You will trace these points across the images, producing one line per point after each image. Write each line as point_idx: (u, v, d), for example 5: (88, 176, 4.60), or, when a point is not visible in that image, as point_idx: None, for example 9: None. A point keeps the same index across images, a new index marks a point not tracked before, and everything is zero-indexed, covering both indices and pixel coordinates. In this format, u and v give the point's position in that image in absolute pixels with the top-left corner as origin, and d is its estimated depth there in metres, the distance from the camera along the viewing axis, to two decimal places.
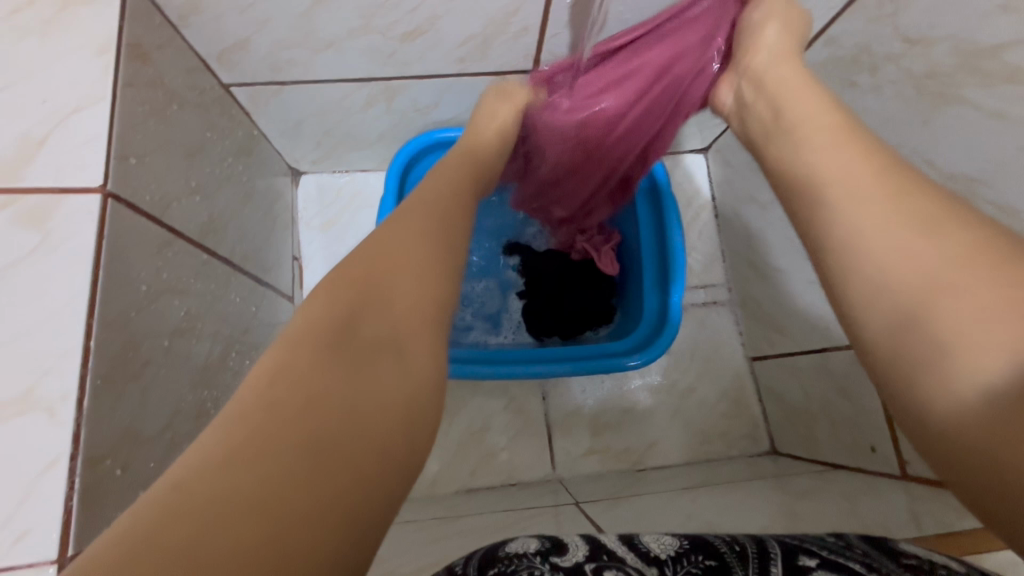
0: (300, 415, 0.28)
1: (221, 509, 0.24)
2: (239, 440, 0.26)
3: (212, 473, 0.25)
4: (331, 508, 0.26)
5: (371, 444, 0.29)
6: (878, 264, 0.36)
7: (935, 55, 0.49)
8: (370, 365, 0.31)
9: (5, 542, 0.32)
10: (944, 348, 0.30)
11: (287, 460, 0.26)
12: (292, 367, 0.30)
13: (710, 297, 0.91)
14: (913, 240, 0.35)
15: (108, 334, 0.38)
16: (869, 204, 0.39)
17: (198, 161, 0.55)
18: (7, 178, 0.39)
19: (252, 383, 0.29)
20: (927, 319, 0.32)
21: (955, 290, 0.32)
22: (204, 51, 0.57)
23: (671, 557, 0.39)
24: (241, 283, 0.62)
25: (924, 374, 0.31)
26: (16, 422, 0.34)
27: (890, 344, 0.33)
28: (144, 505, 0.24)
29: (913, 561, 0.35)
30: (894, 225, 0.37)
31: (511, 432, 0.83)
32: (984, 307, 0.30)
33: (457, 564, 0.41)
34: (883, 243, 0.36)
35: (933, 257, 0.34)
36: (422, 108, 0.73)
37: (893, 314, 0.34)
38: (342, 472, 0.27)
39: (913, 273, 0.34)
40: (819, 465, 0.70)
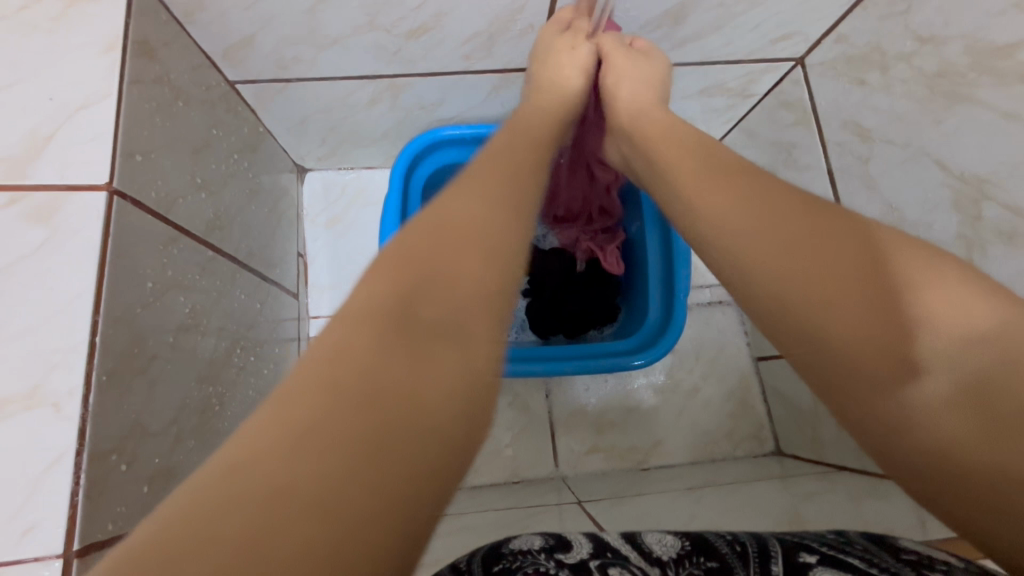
0: (363, 407, 0.27)
1: (284, 507, 0.23)
2: (290, 431, 0.26)
3: (274, 463, 0.25)
4: (391, 509, 0.25)
5: (430, 440, 0.28)
6: (773, 294, 0.36)
7: (947, 54, 0.49)
8: (429, 355, 0.31)
9: (11, 535, 0.33)
10: (868, 374, 0.31)
11: (349, 455, 0.25)
12: (352, 350, 0.30)
13: (716, 297, 0.90)
14: (798, 265, 0.35)
15: (115, 330, 0.39)
16: (769, 220, 0.39)
17: (204, 158, 0.55)
18: (13, 175, 0.39)
19: (313, 364, 0.29)
20: (835, 347, 0.32)
21: (849, 316, 0.32)
22: (210, 48, 0.57)
23: (673, 559, 0.38)
24: (246, 280, 0.62)
25: (858, 401, 0.31)
26: (23, 417, 0.35)
27: (814, 372, 0.33)
28: (200, 489, 0.24)
29: (912, 557, 0.35)
30: (777, 250, 0.37)
31: (515, 430, 0.83)
32: (880, 332, 0.31)
33: (460, 561, 0.41)
34: (772, 270, 0.37)
35: (820, 279, 0.34)
36: (427, 105, 0.73)
37: (803, 343, 0.34)
38: (402, 468, 0.26)
39: (805, 299, 0.34)
40: (823, 466, 0.69)
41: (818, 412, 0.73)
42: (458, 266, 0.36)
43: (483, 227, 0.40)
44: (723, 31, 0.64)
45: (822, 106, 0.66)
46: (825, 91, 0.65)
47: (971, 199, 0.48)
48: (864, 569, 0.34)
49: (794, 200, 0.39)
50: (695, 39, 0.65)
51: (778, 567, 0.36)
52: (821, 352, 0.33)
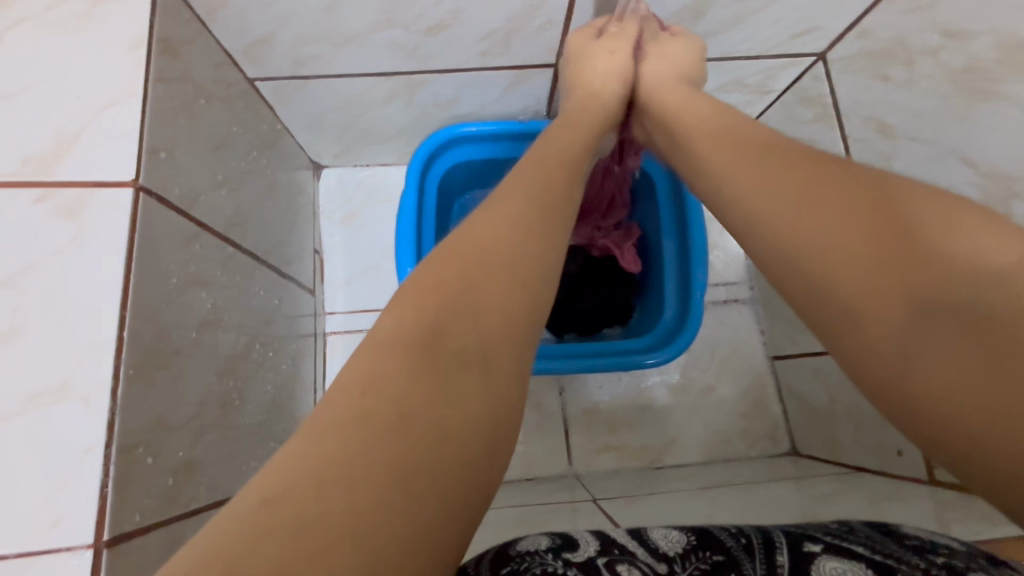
0: (393, 437, 0.28)
1: (316, 537, 0.24)
2: (322, 463, 0.26)
3: (306, 494, 0.25)
4: (420, 540, 0.26)
5: (456, 471, 0.29)
6: (784, 253, 0.37)
7: (974, 48, 0.48)
8: (456, 382, 0.31)
9: (43, 525, 0.33)
10: (874, 320, 0.31)
11: (380, 486, 0.26)
12: (382, 378, 0.30)
13: (731, 295, 0.90)
14: (807, 223, 0.36)
15: (140, 325, 0.39)
16: (777, 190, 0.39)
17: (224, 155, 0.56)
18: (42, 172, 0.39)
19: (343, 394, 0.30)
20: (842, 297, 0.33)
21: (855, 265, 0.33)
22: (230, 46, 0.58)
23: (679, 555, 0.39)
24: (265, 276, 0.63)
25: (865, 349, 0.32)
26: (54, 410, 0.35)
27: (826, 324, 0.34)
28: (236, 521, 0.24)
29: (915, 542, 0.37)
30: (789, 209, 0.38)
31: (528, 427, 0.83)
32: (885, 277, 0.31)
33: (468, 564, 0.41)
34: (783, 229, 0.38)
35: (828, 232, 0.35)
36: (443, 102, 0.73)
37: (813, 296, 0.35)
38: (432, 499, 0.27)
39: (811, 254, 0.35)
40: (840, 467, 0.69)
41: (836, 412, 0.72)
42: (481, 278, 0.36)
43: (493, 232, 0.40)
44: (743, 27, 0.63)
45: (843, 102, 0.65)
46: (846, 87, 0.64)
47: (998, 197, 0.47)
48: (872, 556, 0.35)
49: (812, 163, 0.39)
50: (713, 35, 0.64)
51: (784, 560, 0.36)
52: (829, 302, 0.34)
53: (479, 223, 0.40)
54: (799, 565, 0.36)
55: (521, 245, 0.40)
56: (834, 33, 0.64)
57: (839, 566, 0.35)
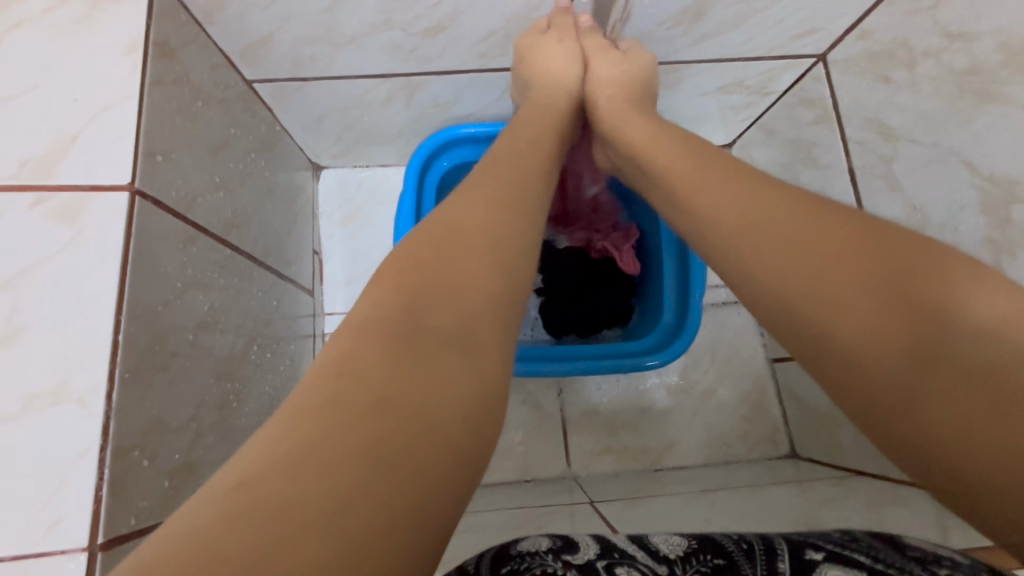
0: (371, 417, 0.28)
1: (289, 518, 0.23)
2: (299, 444, 0.26)
3: (280, 476, 0.25)
4: (399, 521, 0.25)
5: (436, 452, 0.28)
6: (786, 304, 0.37)
7: (977, 50, 0.47)
8: (434, 364, 0.32)
9: (39, 528, 0.33)
10: (883, 375, 0.32)
11: (356, 466, 0.26)
12: (360, 362, 0.30)
13: (731, 297, 0.89)
14: (807, 272, 0.36)
15: (136, 328, 0.39)
16: (761, 228, 0.40)
17: (223, 157, 0.56)
18: (40, 175, 0.40)
19: (320, 380, 0.30)
20: (846, 351, 0.33)
21: (856, 318, 0.33)
22: (229, 47, 0.58)
23: (681, 557, 0.39)
24: (264, 278, 0.63)
25: (873, 402, 0.32)
26: (50, 413, 0.35)
27: (833, 380, 0.34)
28: (207, 507, 0.23)
29: (918, 554, 0.36)
30: (776, 250, 0.39)
31: (527, 428, 0.83)
32: (879, 322, 0.32)
33: (469, 562, 0.41)
34: (781, 277, 0.38)
35: (829, 284, 0.35)
36: (442, 103, 0.73)
37: (819, 349, 0.35)
38: (412, 479, 0.27)
39: (813, 305, 0.35)
40: (840, 471, 0.68)
41: (836, 415, 0.71)
42: (459, 270, 0.37)
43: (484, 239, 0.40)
44: (743, 28, 0.63)
45: (844, 103, 0.65)
46: (848, 88, 0.64)
47: (1001, 201, 0.46)
48: (873, 566, 0.34)
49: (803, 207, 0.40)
50: (713, 36, 0.64)
51: (785, 565, 0.36)
52: (836, 357, 0.34)
53: (469, 231, 0.40)
54: (800, 571, 0.35)
55: (504, 252, 0.41)
56: (835, 34, 0.63)
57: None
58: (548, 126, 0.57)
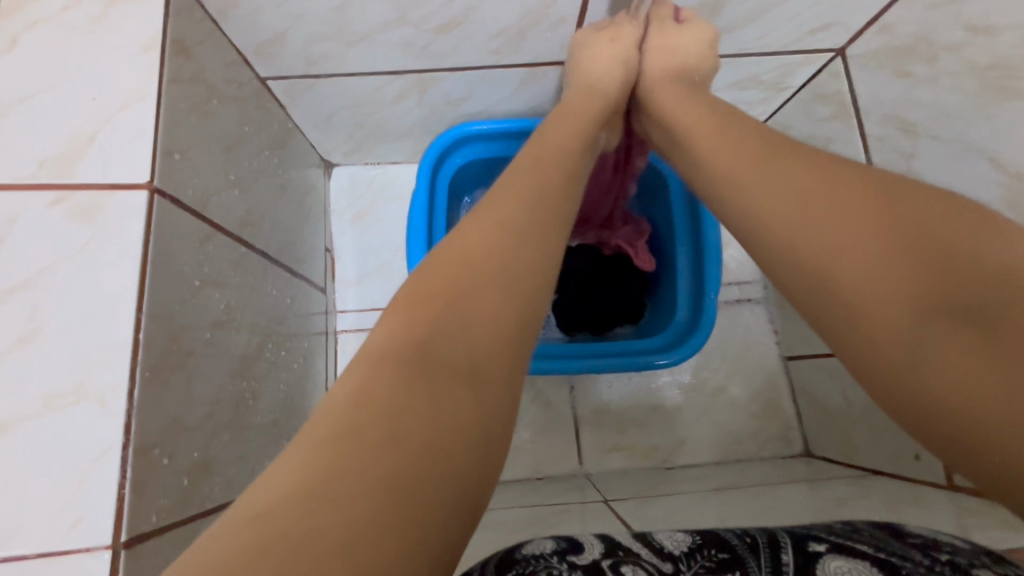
0: (384, 449, 0.28)
1: (309, 550, 0.23)
2: (314, 477, 0.26)
3: (296, 508, 0.25)
4: (415, 550, 0.25)
5: (449, 481, 0.29)
6: (799, 253, 0.37)
7: (1002, 44, 0.46)
8: (447, 393, 0.32)
9: (62, 526, 0.34)
10: (891, 323, 0.31)
11: (371, 499, 0.26)
12: (372, 392, 0.30)
13: (744, 295, 0.89)
14: (828, 224, 0.36)
15: (156, 327, 0.40)
16: (774, 189, 0.40)
17: (236, 156, 0.56)
18: (59, 174, 0.40)
19: (332, 411, 0.30)
20: (857, 299, 0.33)
21: (864, 270, 0.33)
22: (242, 45, 0.57)
23: (685, 554, 0.38)
24: (277, 276, 0.63)
25: (875, 351, 0.32)
26: (72, 412, 0.36)
27: (838, 328, 0.34)
28: (228, 539, 0.24)
29: (917, 539, 0.37)
30: (788, 206, 0.39)
31: (538, 426, 0.83)
32: (890, 274, 0.32)
33: (474, 568, 0.40)
34: (798, 229, 0.37)
35: (849, 235, 0.35)
36: (454, 100, 0.73)
37: (827, 297, 0.35)
38: (425, 508, 0.27)
39: (828, 255, 0.35)
40: (855, 470, 0.68)
41: (850, 413, 0.71)
42: (473, 283, 0.37)
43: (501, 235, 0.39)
44: (759, 22, 0.62)
45: (862, 99, 0.64)
46: (866, 84, 0.63)
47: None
48: (876, 555, 0.35)
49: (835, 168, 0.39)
50: (730, 30, 0.63)
51: (789, 559, 0.36)
52: (844, 305, 0.34)
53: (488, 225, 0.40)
54: (806, 564, 0.35)
55: (521, 245, 0.40)
56: (853, 28, 0.62)
57: (845, 564, 0.35)
58: (563, 123, 0.56)
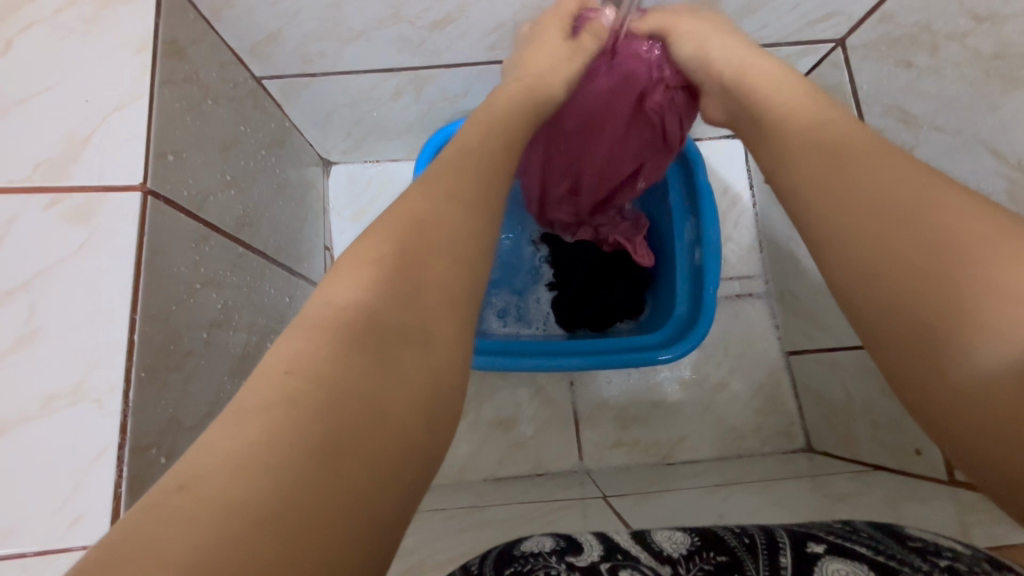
0: (320, 413, 0.28)
1: (239, 514, 0.24)
2: (251, 442, 0.26)
3: (230, 478, 0.25)
4: (345, 519, 0.26)
5: (394, 446, 0.29)
6: (845, 279, 0.35)
7: (1005, 33, 0.45)
8: (394, 357, 0.31)
9: (60, 526, 0.34)
10: (948, 354, 0.29)
11: (302, 463, 0.26)
12: (317, 356, 0.30)
13: (745, 289, 0.88)
14: (866, 245, 0.34)
15: (151, 328, 0.40)
16: (809, 201, 0.39)
17: (233, 155, 0.56)
18: (53, 177, 0.40)
19: (270, 376, 0.29)
20: (889, 325, 0.32)
21: (893, 301, 0.32)
22: (237, 45, 0.57)
23: (683, 557, 0.38)
24: (276, 275, 0.63)
25: (913, 383, 0.30)
26: (68, 412, 0.36)
27: (890, 359, 0.31)
28: (164, 509, 0.24)
29: (919, 543, 0.37)
30: (825, 224, 0.37)
31: (539, 421, 0.83)
32: (920, 308, 0.30)
33: (473, 564, 0.42)
34: (842, 251, 0.35)
35: (896, 258, 0.32)
36: (451, 97, 0.73)
37: (878, 327, 0.32)
38: (361, 472, 0.27)
39: (875, 281, 0.33)
40: (857, 466, 0.67)
41: (853, 408, 0.70)
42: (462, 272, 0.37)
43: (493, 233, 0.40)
44: (759, 14, 0.61)
45: (863, 90, 0.63)
46: (868, 74, 0.62)
47: None
48: (874, 557, 0.35)
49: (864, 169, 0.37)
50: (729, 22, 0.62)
51: (787, 560, 0.36)
52: (897, 336, 0.31)
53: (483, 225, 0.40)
54: (803, 564, 0.36)
55: None
56: (854, 18, 0.61)
57: (844, 567, 0.35)
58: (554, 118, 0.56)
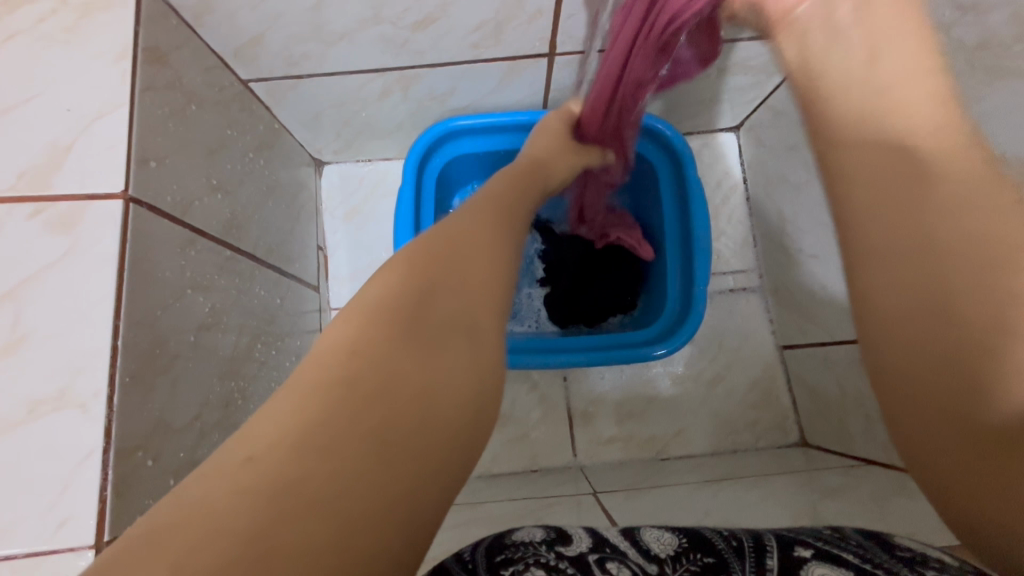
0: (378, 399, 0.28)
1: (289, 494, 0.24)
2: (288, 428, 0.26)
3: (283, 458, 0.25)
4: (392, 513, 0.26)
5: (439, 440, 0.29)
6: (890, 308, 0.30)
7: (990, 23, 0.44)
8: (447, 347, 0.32)
9: (48, 528, 0.35)
10: (978, 415, 0.26)
11: (358, 451, 0.26)
12: (373, 340, 0.31)
13: (740, 283, 0.88)
14: (913, 239, 0.29)
15: (135, 333, 0.40)
16: (847, 163, 0.33)
17: (219, 160, 0.56)
18: (35, 187, 0.40)
19: (336, 353, 0.30)
20: (903, 341, 0.29)
21: (920, 321, 0.28)
22: (221, 49, 0.58)
23: (671, 557, 0.39)
24: (267, 276, 0.64)
25: (902, 401, 0.29)
26: (54, 417, 0.37)
27: (898, 388, 0.29)
28: (171, 501, 0.25)
29: (907, 553, 0.36)
30: (876, 203, 0.31)
31: (534, 418, 0.84)
32: (950, 338, 0.27)
33: (463, 551, 0.41)
34: (897, 273, 0.30)
35: (960, 287, 0.27)
36: (439, 95, 0.73)
37: (904, 357, 0.29)
38: (406, 465, 0.27)
39: (941, 321, 0.28)
40: (851, 460, 0.66)
41: (846, 402, 0.70)
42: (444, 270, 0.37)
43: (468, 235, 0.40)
44: None
45: None
46: None
47: None
48: (859, 563, 0.35)
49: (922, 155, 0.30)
50: None
51: (774, 562, 0.37)
52: (924, 373, 0.28)
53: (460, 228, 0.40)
54: (789, 566, 0.36)
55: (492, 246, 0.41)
56: None
57: (829, 570, 0.35)
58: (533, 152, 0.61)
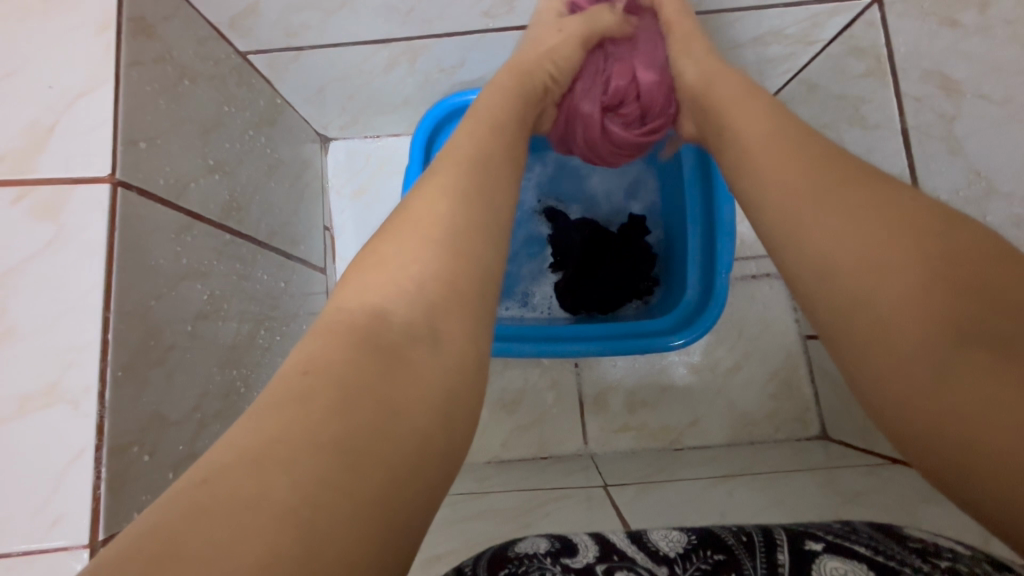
0: (342, 417, 0.28)
1: (257, 514, 0.23)
2: (260, 446, 0.26)
3: (246, 478, 0.25)
4: (367, 522, 0.25)
5: (410, 447, 0.29)
6: (875, 309, 0.33)
7: None
8: (413, 362, 0.32)
9: (41, 525, 0.34)
10: (967, 364, 0.29)
11: (325, 464, 0.25)
12: (331, 363, 0.30)
13: (762, 269, 0.84)
14: (871, 250, 0.35)
15: (127, 326, 0.39)
16: (802, 214, 0.40)
17: (216, 139, 0.53)
18: (18, 170, 0.38)
19: (290, 379, 0.30)
20: (879, 331, 0.33)
21: (884, 308, 0.33)
22: (215, 18, 0.54)
23: (680, 555, 0.37)
24: (269, 260, 0.62)
25: (895, 382, 0.31)
26: (44, 413, 0.36)
27: (891, 376, 0.32)
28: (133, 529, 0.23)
29: (917, 543, 0.34)
30: (838, 230, 0.37)
31: (545, 407, 0.82)
32: (922, 310, 0.31)
33: (464, 564, 0.39)
34: (861, 276, 0.35)
35: (915, 272, 0.33)
36: (447, 68, 0.69)
37: (888, 343, 0.32)
38: (383, 475, 0.27)
39: (905, 299, 0.32)
40: (875, 458, 0.62)
41: None
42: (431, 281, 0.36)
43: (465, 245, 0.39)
44: None
45: (900, 52, 0.56)
46: (906, 34, 0.55)
47: None
48: (873, 557, 0.33)
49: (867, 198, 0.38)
50: None
51: (785, 558, 0.35)
52: (906, 351, 0.31)
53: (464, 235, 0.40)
54: (799, 563, 0.34)
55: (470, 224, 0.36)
56: None
57: (841, 565, 0.33)
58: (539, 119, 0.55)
